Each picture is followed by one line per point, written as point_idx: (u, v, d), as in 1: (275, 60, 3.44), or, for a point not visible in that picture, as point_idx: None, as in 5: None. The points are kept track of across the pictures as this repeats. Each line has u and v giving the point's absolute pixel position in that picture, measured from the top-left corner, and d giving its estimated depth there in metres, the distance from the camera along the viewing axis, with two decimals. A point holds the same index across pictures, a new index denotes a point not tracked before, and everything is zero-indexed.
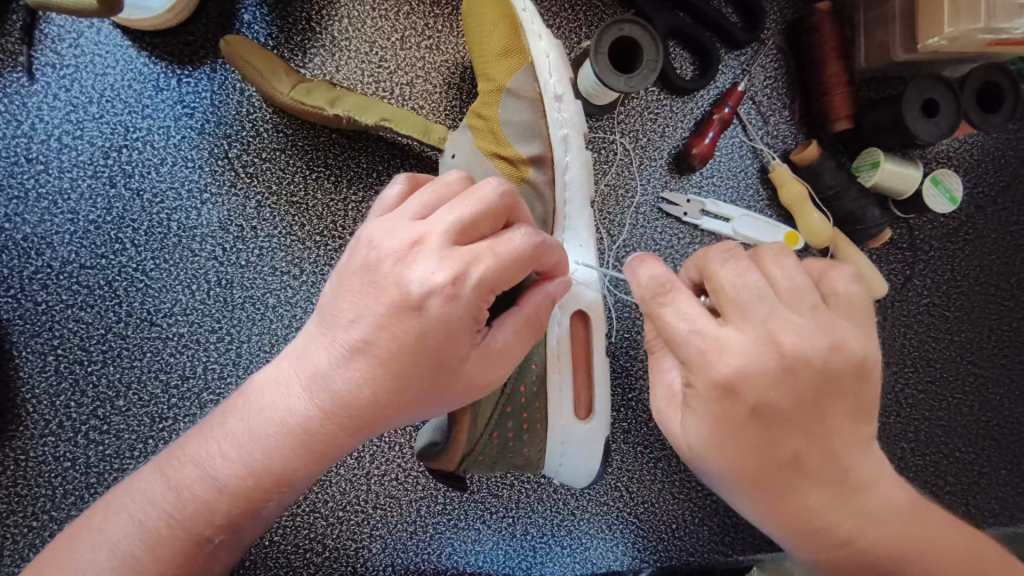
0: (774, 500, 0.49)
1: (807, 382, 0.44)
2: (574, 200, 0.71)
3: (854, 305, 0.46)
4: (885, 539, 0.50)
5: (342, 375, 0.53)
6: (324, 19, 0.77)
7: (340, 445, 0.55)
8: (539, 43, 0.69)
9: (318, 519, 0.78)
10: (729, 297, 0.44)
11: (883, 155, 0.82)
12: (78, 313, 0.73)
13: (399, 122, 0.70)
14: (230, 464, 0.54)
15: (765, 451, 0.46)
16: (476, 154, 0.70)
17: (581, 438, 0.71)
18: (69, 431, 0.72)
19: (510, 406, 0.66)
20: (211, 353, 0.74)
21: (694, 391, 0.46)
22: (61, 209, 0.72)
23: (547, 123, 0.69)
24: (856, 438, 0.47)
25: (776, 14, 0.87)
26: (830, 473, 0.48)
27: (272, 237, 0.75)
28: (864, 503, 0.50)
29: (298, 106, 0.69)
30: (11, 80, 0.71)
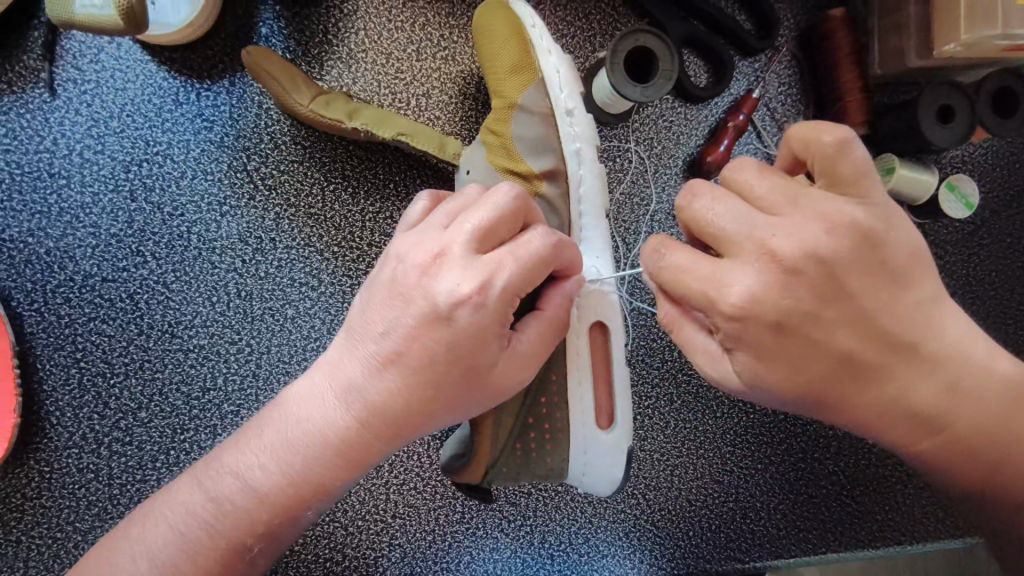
0: (855, 396, 0.52)
1: (821, 275, 0.47)
2: (589, 213, 0.70)
3: (840, 177, 0.47)
4: (967, 406, 0.52)
5: (378, 383, 0.54)
6: (341, 32, 0.77)
7: (375, 450, 0.56)
8: (549, 59, 0.69)
9: (338, 528, 0.78)
10: (714, 232, 0.49)
11: (897, 162, 0.82)
12: (100, 326, 0.73)
13: (416, 137, 0.70)
14: (269, 476, 0.55)
15: (821, 355, 0.49)
16: (489, 170, 0.70)
17: (604, 449, 0.70)
18: (92, 442, 0.73)
19: (531, 417, 0.67)
20: (231, 364, 0.75)
21: (724, 335, 0.49)
22: (83, 222, 0.73)
23: (560, 137, 0.69)
24: (905, 312, 0.50)
25: (789, 20, 0.87)
26: (885, 356, 0.50)
27: (291, 248, 0.76)
28: (942, 377, 0.51)
29: (317, 118, 0.69)
30: (33, 96, 0.72)
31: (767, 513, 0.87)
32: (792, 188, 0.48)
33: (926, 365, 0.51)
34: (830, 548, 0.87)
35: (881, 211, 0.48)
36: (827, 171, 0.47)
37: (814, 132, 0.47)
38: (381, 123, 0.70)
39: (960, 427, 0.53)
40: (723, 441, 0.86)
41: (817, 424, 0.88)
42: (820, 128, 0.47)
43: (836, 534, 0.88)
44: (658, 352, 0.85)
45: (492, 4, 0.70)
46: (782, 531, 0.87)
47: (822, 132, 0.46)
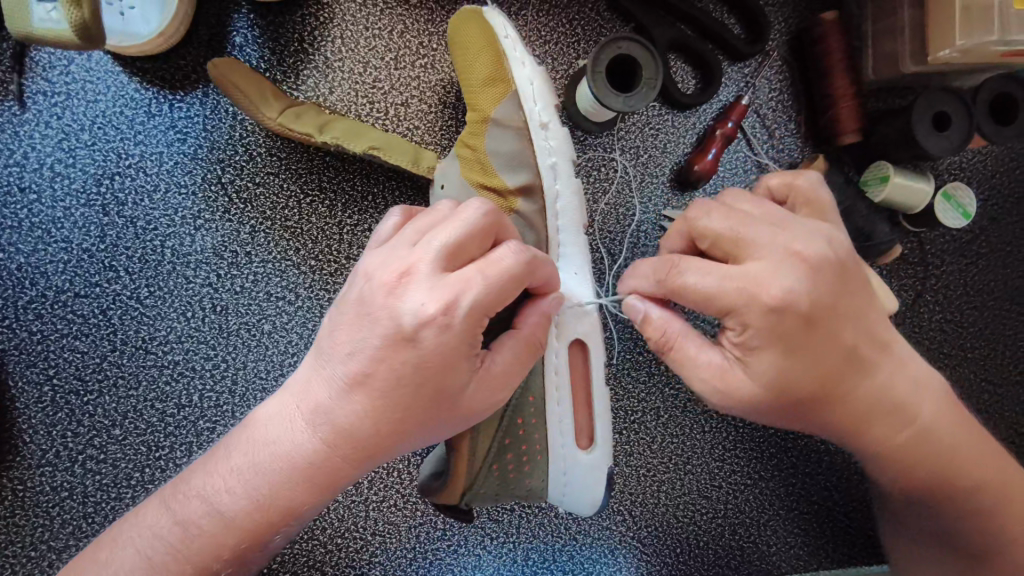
0: (853, 394, 0.57)
1: (832, 275, 0.54)
2: (566, 228, 0.68)
3: (814, 208, 0.59)
4: (933, 402, 0.60)
5: (346, 405, 0.52)
6: (317, 40, 0.75)
7: (343, 475, 0.54)
8: (523, 70, 0.67)
9: (317, 546, 0.77)
10: (736, 239, 0.54)
11: (892, 170, 0.79)
12: (73, 343, 0.72)
13: (388, 151, 0.69)
14: (235, 499, 0.53)
15: (833, 351, 0.54)
16: (462, 185, 0.69)
17: (585, 469, 0.68)
18: (65, 460, 0.72)
19: (508, 438, 0.65)
20: (207, 380, 0.74)
21: (754, 331, 0.53)
22: (55, 237, 0.72)
23: (535, 151, 0.67)
24: (880, 316, 0.58)
25: (780, 24, 0.85)
26: (876, 353, 0.57)
27: (267, 262, 0.75)
28: (912, 372, 0.59)
29: (285, 132, 0.68)
30: (3, 109, 0.71)
31: (757, 529, 0.85)
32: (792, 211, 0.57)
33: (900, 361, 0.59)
34: (823, 565, 0.85)
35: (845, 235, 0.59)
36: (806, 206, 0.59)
37: (789, 177, 0.60)
38: (353, 136, 0.69)
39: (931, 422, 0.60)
40: (711, 456, 0.84)
41: (808, 438, 0.86)
42: (792, 176, 0.61)
43: (828, 550, 0.86)
44: (644, 365, 0.83)
45: (465, 13, 0.68)
46: (772, 547, 0.85)
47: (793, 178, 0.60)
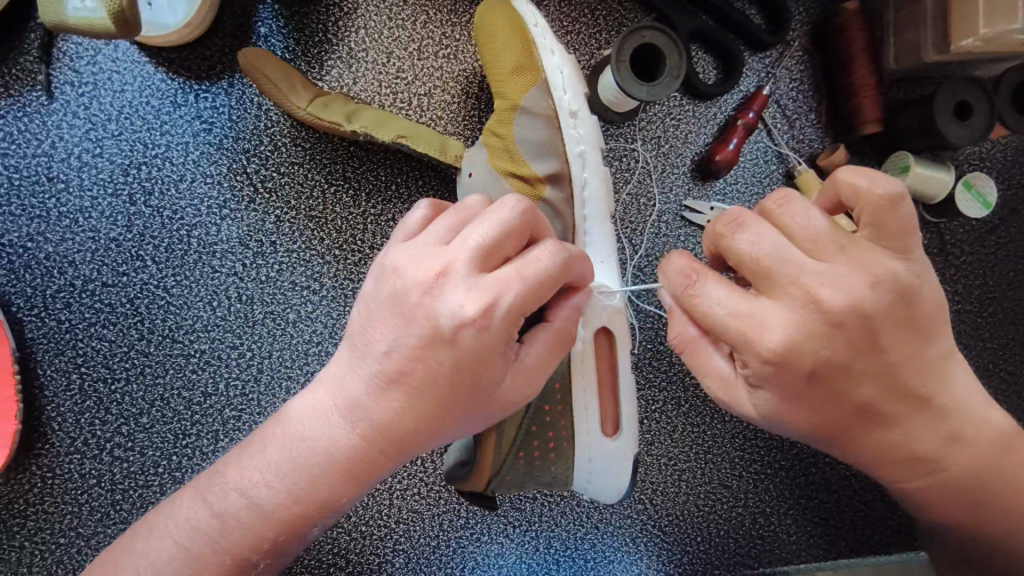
0: (863, 441, 0.54)
1: (855, 329, 0.48)
2: (593, 218, 0.69)
3: (886, 229, 0.49)
4: (966, 455, 0.56)
5: (380, 401, 0.53)
6: (341, 30, 0.76)
7: (378, 468, 0.55)
8: (551, 58, 0.68)
9: (341, 534, 0.78)
10: (761, 271, 0.49)
11: (913, 159, 0.80)
12: (101, 332, 0.73)
13: (415, 138, 0.69)
14: (272, 492, 0.54)
15: (844, 404, 0.51)
16: (491, 173, 0.69)
17: (608, 458, 0.68)
18: (94, 448, 0.73)
19: (535, 425, 0.65)
20: (232, 369, 0.74)
21: (753, 371, 0.50)
22: (82, 227, 0.72)
23: (564, 140, 0.68)
24: (926, 367, 0.52)
25: (801, 14, 0.85)
26: (899, 406, 0.52)
27: (292, 252, 0.75)
28: (944, 424, 0.55)
29: (315, 121, 0.68)
30: (31, 99, 0.71)
31: (777, 519, 0.85)
32: (842, 236, 0.49)
33: (931, 412, 0.54)
34: (842, 555, 0.86)
35: (918, 267, 0.50)
36: (877, 223, 0.49)
37: (866, 181, 0.49)
38: (380, 124, 0.69)
39: (957, 473, 0.57)
40: (731, 445, 0.85)
41: None
42: (871, 178, 0.49)
43: (847, 540, 0.86)
44: (665, 355, 0.84)
45: (495, 3, 0.69)
46: (793, 536, 0.85)
47: (871, 183, 0.48)
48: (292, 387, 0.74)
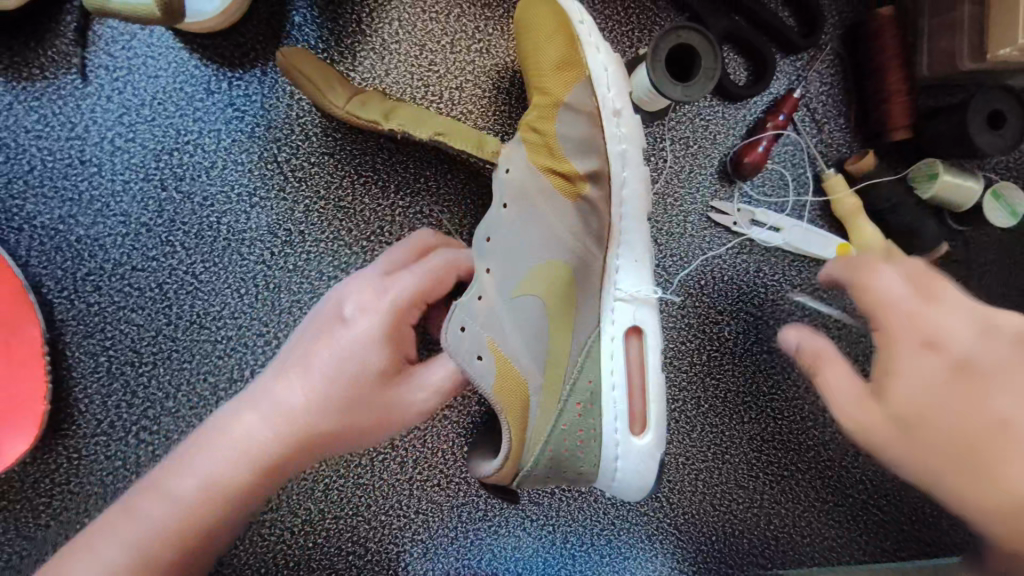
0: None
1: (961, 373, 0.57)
2: (630, 217, 0.70)
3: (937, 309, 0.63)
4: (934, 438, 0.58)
5: (279, 422, 0.60)
6: (375, 21, 0.76)
7: (243, 493, 0.59)
8: (597, 55, 0.68)
9: (360, 522, 0.78)
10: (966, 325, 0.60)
11: (942, 167, 0.80)
12: (129, 315, 0.73)
13: (453, 136, 0.69)
14: (199, 489, 0.58)
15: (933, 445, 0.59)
16: (531, 170, 0.70)
17: (636, 454, 0.68)
18: (120, 430, 0.73)
19: (566, 422, 0.66)
20: (259, 356, 0.75)
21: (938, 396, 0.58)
22: (114, 210, 0.73)
23: (606, 138, 0.68)
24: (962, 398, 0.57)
25: (834, 17, 0.84)
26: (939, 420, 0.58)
27: (320, 241, 0.75)
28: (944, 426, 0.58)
29: (353, 120, 0.68)
30: (66, 82, 0.71)
31: (791, 521, 0.86)
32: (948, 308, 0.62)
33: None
34: (856, 560, 0.86)
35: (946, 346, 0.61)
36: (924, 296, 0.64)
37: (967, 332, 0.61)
38: (418, 122, 0.69)
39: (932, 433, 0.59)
40: (749, 446, 0.85)
41: (844, 432, 0.87)
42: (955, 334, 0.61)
43: (860, 543, 0.87)
44: (686, 356, 0.84)
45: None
46: (806, 538, 0.86)
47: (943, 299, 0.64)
48: None
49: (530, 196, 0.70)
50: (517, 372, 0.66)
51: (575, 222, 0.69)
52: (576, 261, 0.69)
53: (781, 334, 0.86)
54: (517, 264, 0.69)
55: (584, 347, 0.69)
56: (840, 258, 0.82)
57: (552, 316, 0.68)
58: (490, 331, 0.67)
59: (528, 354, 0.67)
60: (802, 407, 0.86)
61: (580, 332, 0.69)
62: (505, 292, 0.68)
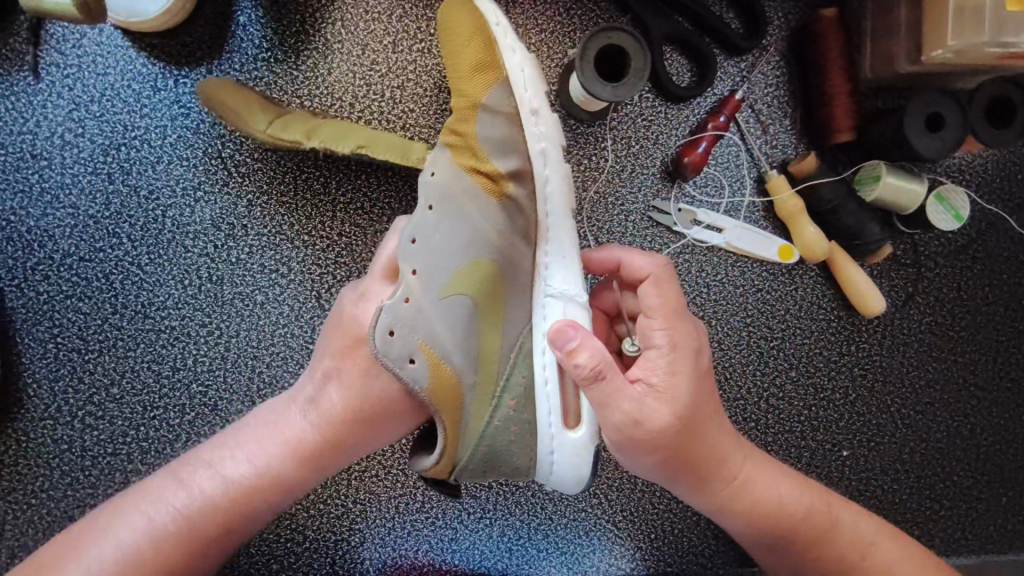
0: (791, 538, 0.69)
1: (702, 404, 0.64)
2: (555, 215, 0.70)
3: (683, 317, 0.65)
4: (726, 467, 0.67)
5: (317, 419, 0.65)
6: (318, 22, 0.78)
7: (291, 481, 0.64)
8: (513, 57, 0.69)
9: (299, 510, 0.81)
10: (686, 331, 0.64)
11: (884, 169, 0.81)
12: (76, 304, 0.76)
13: (375, 148, 0.71)
14: (242, 468, 0.64)
15: (694, 451, 0.64)
16: (455, 170, 0.69)
17: (573, 448, 0.67)
18: (66, 415, 0.76)
19: (502, 420, 0.66)
20: (201, 346, 0.77)
21: (692, 419, 0.63)
22: (63, 203, 0.76)
23: (526, 137, 0.68)
24: (721, 434, 0.66)
25: (780, 19, 0.85)
26: (712, 458, 0.66)
27: (263, 235, 0.78)
28: (718, 454, 0.66)
29: (273, 142, 0.71)
30: (18, 79, 0.74)
31: None
32: (671, 310, 0.65)
33: (717, 494, 0.68)
34: None
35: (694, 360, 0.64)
36: (670, 311, 0.65)
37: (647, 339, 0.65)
38: (340, 138, 0.71)
39: (701, 456, 0.65)
40: None
41: (788, 433, 0.87)
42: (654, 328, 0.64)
43: None
44: None
45: (455, 4, 0.71)
46: None
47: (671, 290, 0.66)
48: (258, 366, 0.78)
49: (456, 196, 0.69)
50: (450, 372, 0.65)
51: (499, 220, 0.68)
52: (503, 260, 0.68)
53: (723, 334, 0.86)
54: (444, 264, 0.67)
55: (515, 343, 0.68)
56: (783, 260, 0.85)
57: (482, 313, 0.67)
58: (419, 334, 0.65)
59: (460, 353, 0.66)
60: (744, 408, 0.86)
61: (510, 328, 0.68)
62: (434, 292, 0.66)
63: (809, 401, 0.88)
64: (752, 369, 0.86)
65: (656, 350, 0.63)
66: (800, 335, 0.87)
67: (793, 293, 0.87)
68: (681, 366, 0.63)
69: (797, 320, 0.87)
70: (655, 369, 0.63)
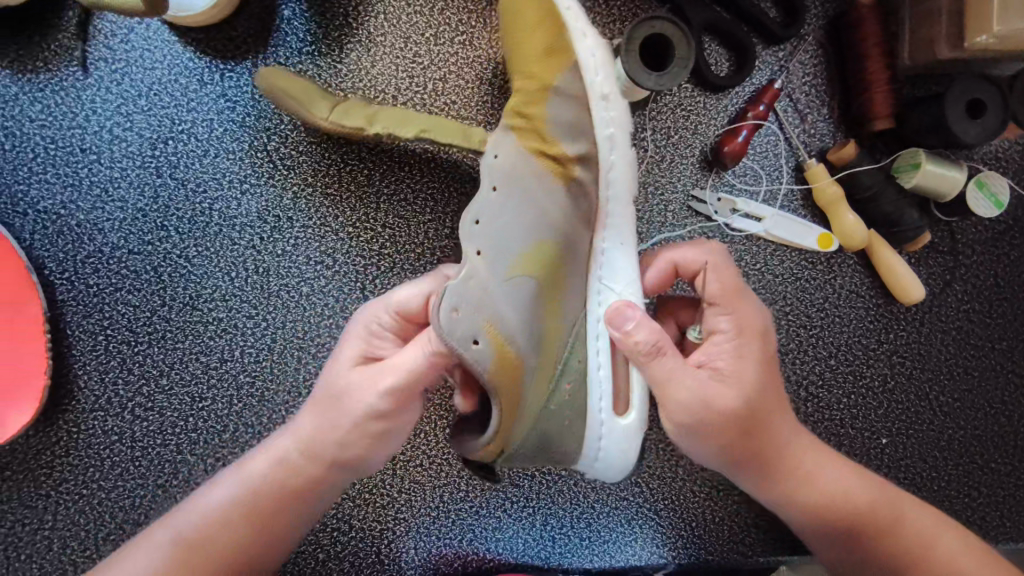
0: (858, 535, 0.68)
1: (768, 389, 0.65)
2: (617, 200, 0.72)
3: (742, 298, 0.67)
4: (791, 459, 0.68)
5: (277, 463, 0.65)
6: (361, 15, 0.78)
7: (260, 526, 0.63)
8: (585, 42, 0.70)
9: (345, 499, 0.81)
10: (749, 313, 0.66)
11: (924, 157, 0.81)
12: (126, 297, 0.77)
13: (438, 132, 0.72)
14: (219, 511, 0.63)
15: (758, 441, 0.65)
16: (520, 152, 0.70)
17: (622, 432, 0.67)
18: (116, 406, 0.77)
19: (555, 403, 0.66)
20: (248, 337, 0.78)
21: (757, 406, 0.64)
22: (112, 196, 0.76)
23: (594, 122, 0.69)
24: (785, 426, 0.67)
25: (817, 8, 0.85)
26: (776, 449, 0.66)
27: (307, 228, 0.78)
28: (783, 448, 0.67)
29: (337, 129, 0.72)
30: (67, 74, 0.75)
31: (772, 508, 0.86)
32: (732, 293, 0.67)
33: (779, 487, 0.68)
34: None
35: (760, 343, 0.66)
36: (732, 293, 0.67)
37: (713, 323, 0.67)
38: (402, 123, 0.72)
39: (766, 448, 0.66)
40: None
41: (826, 422, 0.87)
42: (722, 307, 0.67)
43: None
44: None
45: None
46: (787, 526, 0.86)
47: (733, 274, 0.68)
48: (304, 357, 0.78)
49: (523, 179, 0.69)
50: (513, 353, 0.63)
51: (565, 203, 0.70)
52: (567, 243, 0.69)
53: None
54: (509, 247, 0.67)
55: (573, 327, 0.68)
56: (823, 249, 0.85)
57: (546, 296, 0.67)
58: (484, 313, 0.63)
59: (523, 333, 0.64)
60: None
61: (567, 314, 0.68)
62: (499, 272, 0.66)
63: (848, 390, 0.88)
64: (791, 358, 0.87)
65: (721, 334, 0.66)
66: (839, 323, 0.87)
67: (832, 281, 0.87)
68: (748, 345, 0.65)
69: (836, 308, 0.87)
70: (723, 352, 0.65)
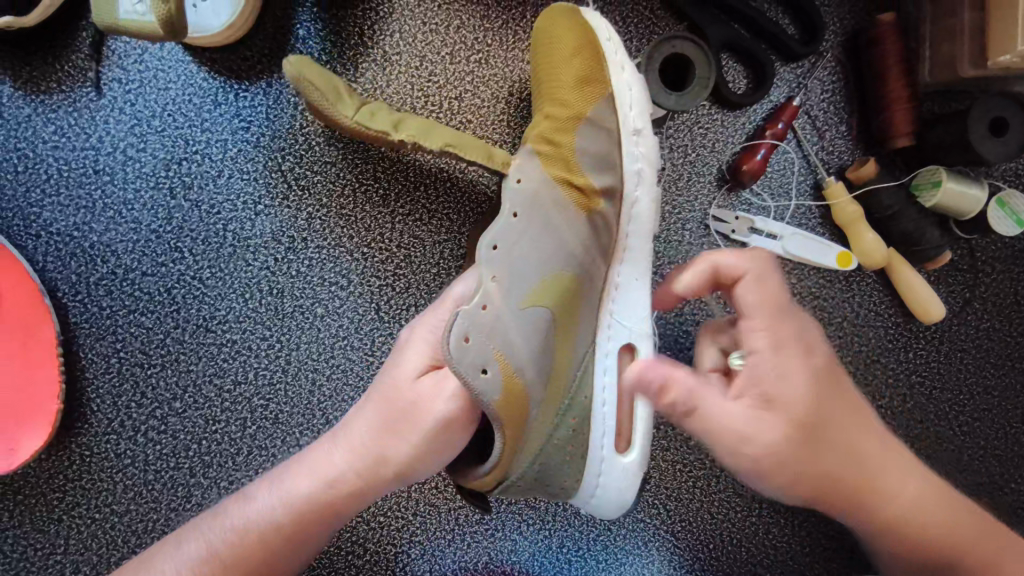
0: (962, 547, 0.66)
1: (839, 402, 0.61)
2: (636, 234, 0.74)
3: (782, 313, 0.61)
4: (878, 469, 0.65)
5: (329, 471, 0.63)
6: (376, 33, 0.78)
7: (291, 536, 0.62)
8: (622, 76, 0.72)
9: (360, 522, 0.81)
10: (797, 325, 0.61)
11: (945, 175, 0.80)
12: (139, 319, 0.76)
13: (464, 147, 0.67)
14: (254, 522, 0.62)
15: (845, 455, 0.62)
16: (545, 178, 0.69)
17: (621, 472, 0.69)
18: (129, 429, 0.76)
19: (558, 438, 0.66)
20: (262, 359, 0.77)
21: (830, 421, 0.61)
22: (126, 218, 0.76)
23: (623, 156, 0.72)
24: (871, 434, 0.65)
25: (836, 24, 0.84)
26: (866, 460, 0.64)
27: (322, 248, 0.77)
28: (870, 460, 0.64)
29: (362, 130, 0.67)
30: (81, 94, 0.75)
31: (791, 530, 0.85)
32: (773, 307, 0.60)
33: (868, 502, 0.65)
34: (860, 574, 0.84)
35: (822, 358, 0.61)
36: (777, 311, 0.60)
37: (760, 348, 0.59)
38: (429, 133, 0.68)
39: (854, 461, 0.63)
40: None
41: None
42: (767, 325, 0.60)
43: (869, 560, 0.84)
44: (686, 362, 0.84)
45: (560, 15, 0.72)
46: (806, 548, 0.85)
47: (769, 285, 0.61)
48: (319, 379, 0.77)
49: (544, 205, 0.69)
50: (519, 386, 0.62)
51: (586, 235, 0.70)
52: (585, 275, 0.70)
53: None
54: (525, 275, 0.66)
55: (583, 360, 0.70)
56: (841, 267, 0.83)
57: (559, 327, 0.67)
58: (495, 343, 0.62)
59: (533, 366, 0.64)
60: None
61: (580, 346, 0.69)
62: (513, 301, 0.65)
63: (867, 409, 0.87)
64: None
65: (758, 354, 0.59)
66: (858, 342, 0.86)
67: (850, 300, 0.86)
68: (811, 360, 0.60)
69: (855, 327, 0.86)
70: (768, 379, 0.59)
